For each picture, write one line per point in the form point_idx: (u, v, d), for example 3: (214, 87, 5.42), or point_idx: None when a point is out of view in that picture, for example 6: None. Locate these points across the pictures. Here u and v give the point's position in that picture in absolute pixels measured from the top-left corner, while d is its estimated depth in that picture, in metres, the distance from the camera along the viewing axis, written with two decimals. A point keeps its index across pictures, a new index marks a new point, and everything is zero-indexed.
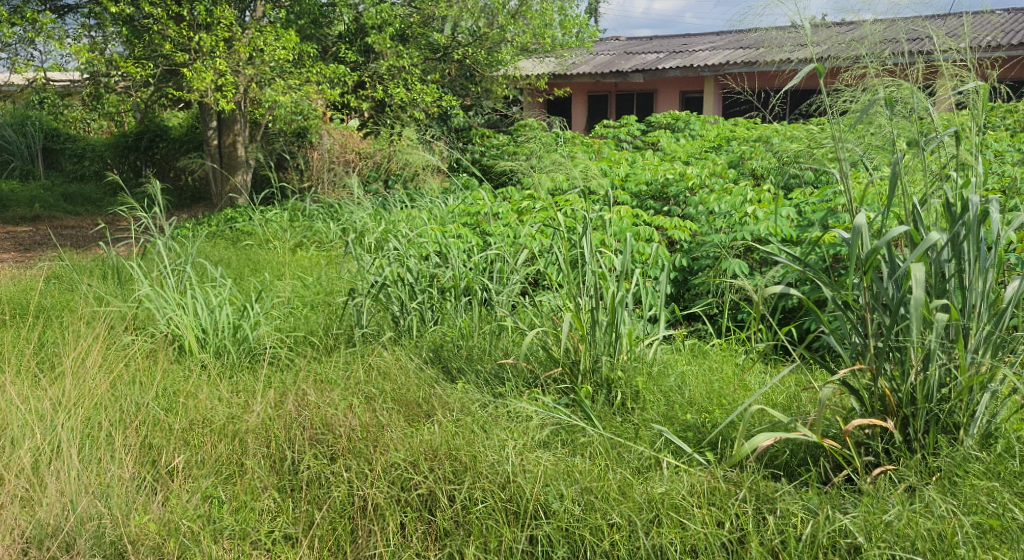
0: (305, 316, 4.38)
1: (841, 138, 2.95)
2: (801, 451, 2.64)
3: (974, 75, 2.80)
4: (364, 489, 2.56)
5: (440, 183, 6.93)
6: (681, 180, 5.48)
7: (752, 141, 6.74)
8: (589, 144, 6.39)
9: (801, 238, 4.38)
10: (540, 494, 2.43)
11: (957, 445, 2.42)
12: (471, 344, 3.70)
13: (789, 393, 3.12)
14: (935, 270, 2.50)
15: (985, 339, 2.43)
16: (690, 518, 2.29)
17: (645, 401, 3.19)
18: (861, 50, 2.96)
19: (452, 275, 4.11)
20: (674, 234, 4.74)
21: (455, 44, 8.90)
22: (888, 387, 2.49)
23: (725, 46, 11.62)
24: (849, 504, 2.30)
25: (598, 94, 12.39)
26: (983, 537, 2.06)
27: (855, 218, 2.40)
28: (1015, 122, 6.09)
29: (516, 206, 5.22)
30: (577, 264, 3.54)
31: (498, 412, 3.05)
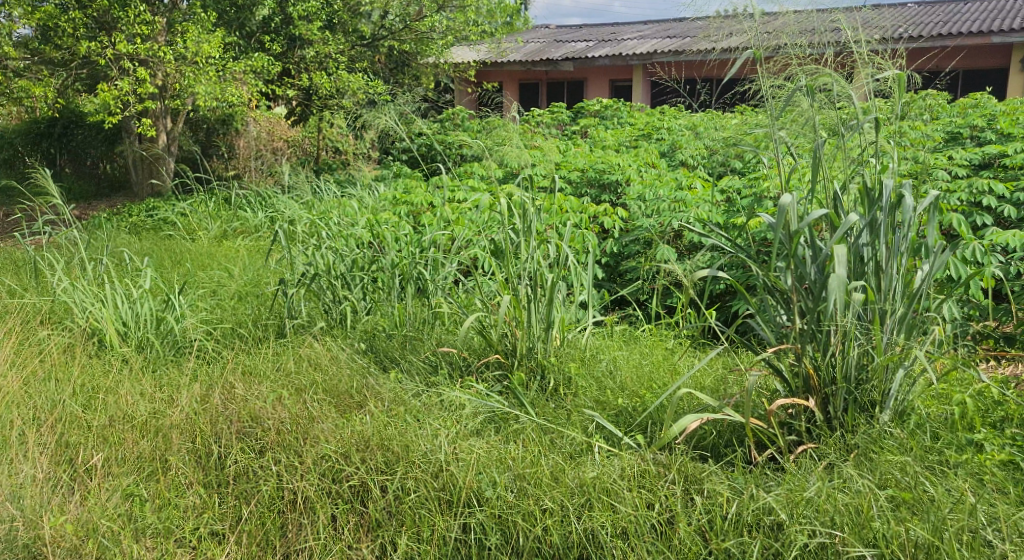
0: (232, 307, 4.28)
1: (765, 125, 3.03)
2: (728, 432, 2.71)
3: (891, 64, 2.90)
4: (294, 482, 2.52)
5: (371, 171, 6.84)
6: (613, 168, 5.53)
7: (681, 129, 6.84)
8: (522, 131, 6.39)
9: (728, 223, 4.47)
10: (473, 482, 2.44)
11: (873, 422, 2.52)
12: (404, 333, 3.68)
13: (716, 376, 3.20)
14: (854, 253, 2.59)
15: (900, 320, 2.55)
16: (621, 501, 2.33)
17: (577, 387, 3.23)
18: (783, 40, 3.04)
19: (385, 264, 4.06)
20: (606, 221, 4.80)
21: (383, 31, 8.75)
22: (811, 366, 2.57)
23: (654, 35, 11.77)
24: (772, 483, 2.38)
25: (529, 82, 12.40)
26: (897, 510, 2.15)
27: (780, 198, 2.47)
28: (929, 113, 6.31)
29: (450, 195, 5.19)
30: (510, 252, 3.54)
31: (431, 402, 3.04)
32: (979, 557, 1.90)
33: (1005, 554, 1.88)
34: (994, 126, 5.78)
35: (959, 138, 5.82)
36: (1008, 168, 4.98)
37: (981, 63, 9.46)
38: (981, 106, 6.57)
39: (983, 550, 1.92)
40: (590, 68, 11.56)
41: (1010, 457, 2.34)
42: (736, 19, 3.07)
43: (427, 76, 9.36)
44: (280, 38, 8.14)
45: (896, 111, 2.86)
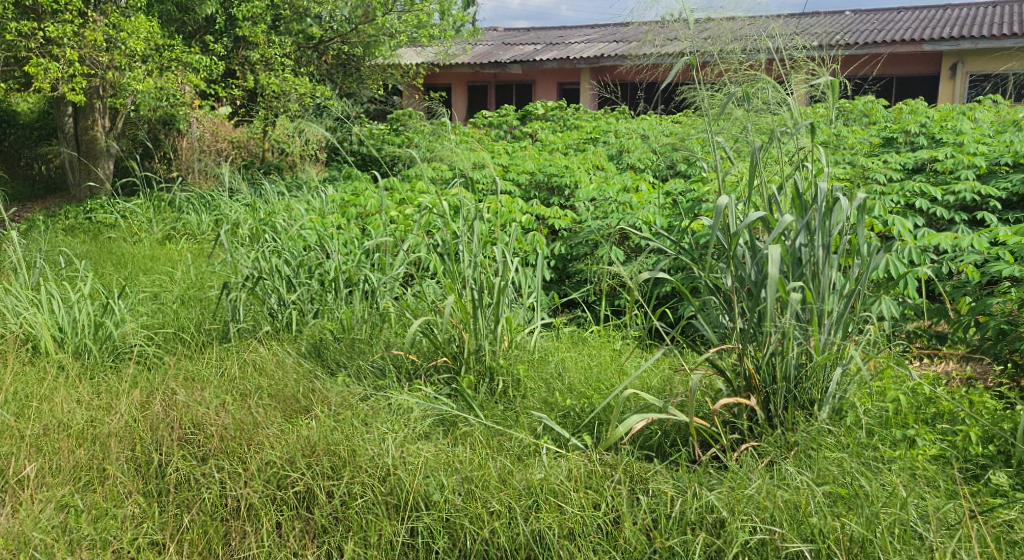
0: (174, 312, 4.19)
1: (707, 129, 3.08)
2: (673, 432, 2.76)
3: (827, 71, 2.99)
4: (238, 489, 2.49)
5: (318, 173, 6.77)
6: (561, 170, 5.56)
7: (628, 132, 6.92)
8: (471, 134, 6.40)
9: (674, 226, 4.54)
10: (420, 486, 2.44)
11: (812, 420, 2.58)
12: (351, 336, 3.66)
13: (662, 376, 3.25)
14: (792, 253, 2.66)
15: (836, 319, 2.63)
16: (568, 502, 2.35)
17: (526, 389, 3.24)
18: (721, 46, 3.10)
19: (332, 267, 4.03)
20: (554, 223, 4.83)
21: (329, 32, 8.67)
22: (752, 365, 2.63)
23: (602, 39, 11.88)
24: (715, 480, 2.42)
25: (478, 84, 12.38)
26: (834, 505, 2.21)
27: (718, 199, 2.53)
28: (865, 119, 6.49)
29: (398, 198, 5.16)
30: (457, 253, 3.55)
31: (378, 405, 3.03)
32: (910, 549, 1.96)
33: (934, 546, 1.95)
34: (927, 130, 5.98)
35: (894, 142, 6.00)
36: (940, 172, 5.16)
37: (914, 69, 9.73)
38: (915, 112, 6.79)
39: (914, 542, 1.99)
40: (538, 70, 11.62)
41: (940, 452, 2.42)
42: (677, 24, 3.12)
43: (375, 77, 9.30)
44: (224, 38, 8.00)
45: (829, 117, 2.96)
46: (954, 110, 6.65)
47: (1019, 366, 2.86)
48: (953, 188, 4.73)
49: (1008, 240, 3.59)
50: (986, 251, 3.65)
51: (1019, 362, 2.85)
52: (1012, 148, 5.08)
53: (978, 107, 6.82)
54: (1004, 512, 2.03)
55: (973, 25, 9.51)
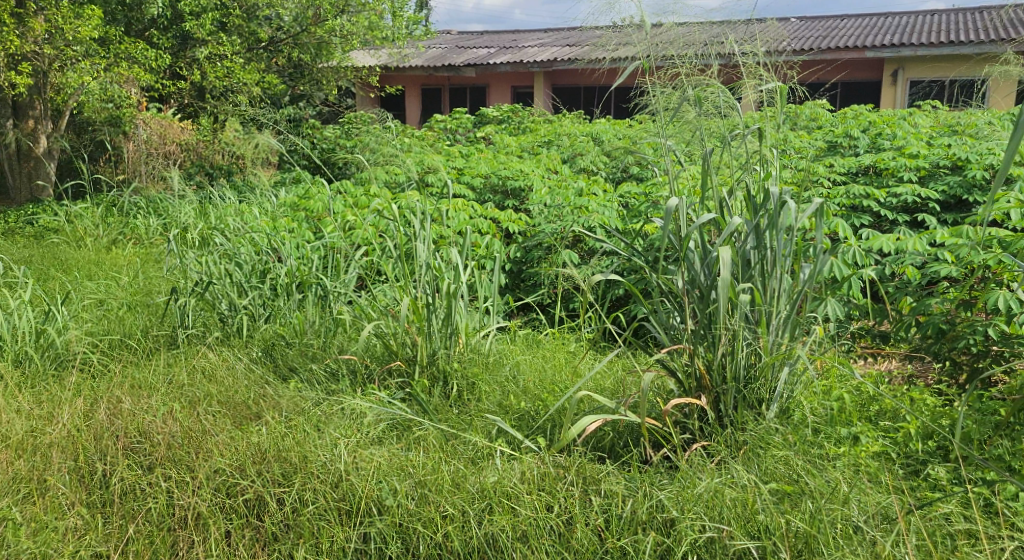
0: (120, 318, 4.10)
1: (659, 133, 3.12)
2: (625, 433, 2.79)
3: (775, 76, 3.04)
4: (185, 498, 2.45)
5: (270, 176, 6.68)
6: (515, 173, 5.57)
7: (581, 136, 6.96)
8: (425, 137, 6.38)
9: (627, 229, 4.59)
10: (372, 491, 2.43)
11: (761, 419, 2.63)
12: (304, 342, 3.62)
13: (615, 378, 3.28)
14: (742, 256, 2.70)
15: (784, 320, 2.68)
16: (521, 504, 2.36)
17: (480, 392, 3.25)
18: (672, 51, 3.14)
19: (285, 271, 3.98)
20: (509, 227, 4.84)
21: (280, 33, 8.59)
22: (704, 366, 2.67)
23: (555, 43, 11.95)
24: (667, 480, 2.45)
25: (432, 87, 12.32)
26: (780, 502, 2.24)
27: (669, 202, 2.56)
28: (812, 124, 6.63)
29: (351, 201, 5.12)
30: (411, 257, 3.53)
31: (331, 410, 3.01)
32: (852, 544, 2.00)
33: (874, 540, 1.99)
34: (869, 135, 6.14)
35: (839, 147, 6.14)
36: (883, 176, 5.29)
37: (858, 75, 9.96)
38: (859, 117, 6.96)
39: (856, 537, 2.03)
40: (492, 74, 11.63)
41: (883, 449, 2.48)
42: (629, 29, 3.15)
43: (329, 79, 9.21)
44: (170, 36, 7.84)
45: (776, 122, 3.02)
46: (896, 115, 6.82)
47: (957, 363, 2.95)
48: (895, 191, 4.86)
49: (947, 242, 3.70)
50: (926, 253, 3.76)
51: (957, 360, 2.94)
52: (950, 152, 5.24)
53: (917, 113, 7.02)
54: (941, 506, 2.09)
55: (913, 32, 9.78)
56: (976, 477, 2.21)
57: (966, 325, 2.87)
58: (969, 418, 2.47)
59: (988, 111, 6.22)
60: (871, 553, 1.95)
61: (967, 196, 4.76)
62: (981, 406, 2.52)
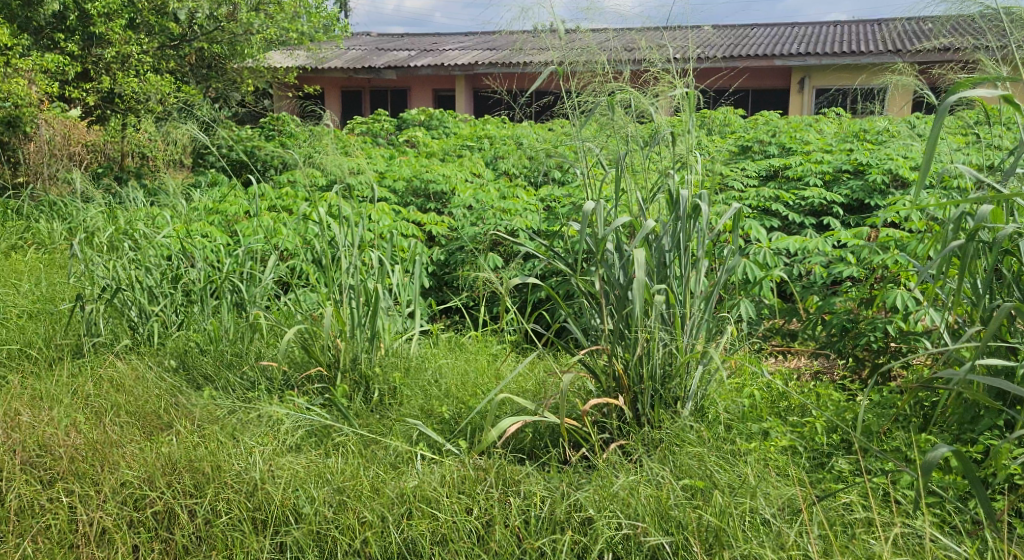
0: (20, 327, 3.93)
1: (577, 137, 3.16)
2: (545, 433, 2.82)
3: (687, 82, 3.11)
4: (89, 513, 2.36)
5: (184, 179, 6.49)
6: (436, 176, 5.56)
7: (503, 139, 6.99)
8: (345, 139, 6.30)
9: (548, 231, 4.63)
10: (289, 499, 2.38)
11: (676, 417, 2.70)
12: (219, 349, 3.53)
13: (536, 379, 3.31)
14: (657, 258, 2.76)
15: (697, 320, 2.76)
16: (440, 508, 2.35)
17: (402, 396, 3.23)
18: (587, 56, 3.18)
19: (198, 277, 3.87)
20: (432, 230, 4.83)
21: (193, 34, 8.30)
22: (621, 367, 2.72)
23: (476, 47, 11.98)
24: (585, 479, 2.49)
25: (352, 89, 12.20)
26: (692, 497, 2.30)
27: (586, 204, 2.60)
28: (724, 129, 6.83)
29: (268, 205, 5.02)
30: (330, 262, 3.48)
31: (247, 418, 2.95)
32: (760, 536, 2.07)
33: (781, 531, 2.06)
34: (778, 140, 6.36)
35: (750, 151, 6.34)
36: (792, 180, 5.49)
37: (767, 83, 10.29)
38: (770, 122, 7.19)
39: (763, 528, 2.09)
40: (413, 76, 11.58)
41: (791, 443, 2.56)
42: (545, 33, 3.18)
43: (246, 79, 9.00)
44: (74, 36, 7.44)
45: (689, 128, 3.10)
46: (803, 121, 7.07)
47: (860, 359, 3.10)
48: (802, 195, 5.06)
49: (849, 243, 3.87)
50: (831, 253, 3.92)
51: (860, 356, 3.07)
52: (853, 157, 5.47)
53: (823, 119, 7.31)
54: (844, 496, 2.17)
55: (818, 42, 10.17)
56: (876, 467, 2.31)
57: (867, 322, 3.07)
58: (870, 412, 2.57)
59: (888, 119, 6.53)
60: (777, 544, 2.01)
61: (869, 199, 4.98)
62: (881, 399, 2.63)
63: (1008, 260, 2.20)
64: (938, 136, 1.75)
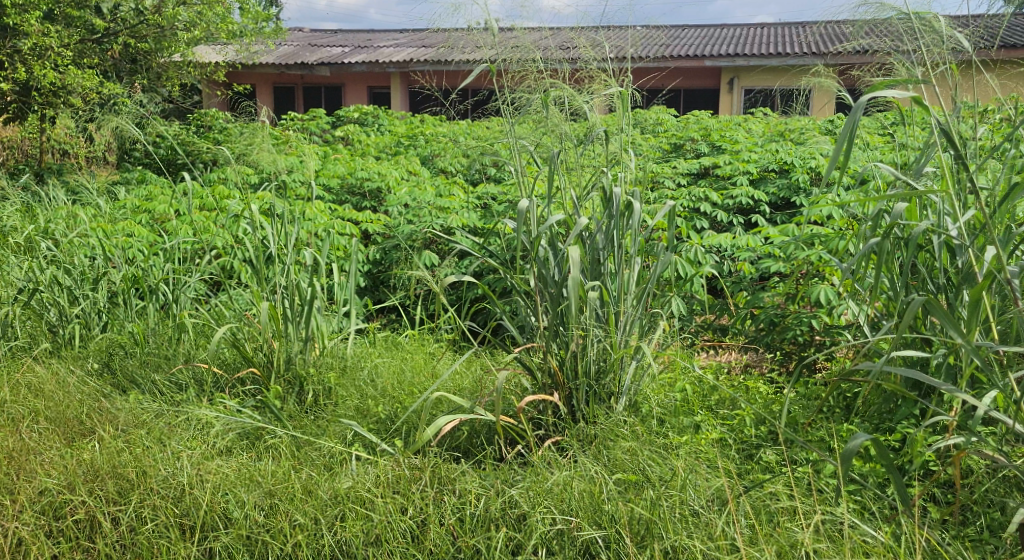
0: None
1: (514, 135, 3.16)
2: (480, 431, 2.81)
3: (620, 81, 3.14)
4: (5, 524, 2.28)
5: (108, 176, 6.29)
6: (371, 173, 5.50)
7: (438, 137, 6.97)
8: (278, 136, 6.18)
9: (485, 229, 4.63)
10: (218, 503, 2.33)
11: (611, 412, 2.73)
12: (145, 351, 3.43)
13: (473, 378, 3.30)
14: (591, 256, 2.78)
15: (630, 316, 2.80)
16: (374, 508, 2.33)
17: (337, 396, 3.18)
18: (521, 55, 3.19)
19: (122, 278, 3.76)
20: (367, 228, 4.78)
21: (117, 26, 7.89)
22: (557, 363, 2.73)
23: (410, 44, 11.91)
24: (520, 476, 2.49)
25: (284, 86, 12.01)
26: (625, 491, 2.33)
27: (522, 202, 2.60)
28: (657, 128, 6.93)
29: (197, 203, 4.90)
30: (262, 261, 3.41)
31: (174, 421, 2.87)
32: (690, 527, 2.10)
33: (710, 522, 2.10)
34: (709, 140, 6.49)
35: (682, 150, 6.45)
36: (722, 178, 5.61)
37: (698, 82, 10.48)
38: (702, 121, 7.33)
39: (693, 520, 2.13)
40: (347, 73, 11.44)
41: (721, 436, 2.62)
42: (482, 32, 3.16)
43: (174, 74, 8.76)
44: None
45: (622, 127, 3.14)
46: (733, 120, 7.22)
47: (787, 353, 3.19)
48: (731, 193, 5.17)
49: (776, 239, 3.98)
50: (759, 250, 4.02)
51: (788, 350, 3.16)
52: (780, 155, 5.62)
53: (752, 118, 7.48)
54: (770, 486, 2.22)
55: (747, 43, 10.40)
56: (802, 457, 2.38)
57: (793, 317, 3.16)
58: (796, 403, 2.65)
59: (812, 118, 6.72)
60: (707, 535, 2.05)
61: (794, 197, 5.12)
62: (808, 391, 2.71)
63: (925, 255, 2.28)
64: (851, 134, 1.81)
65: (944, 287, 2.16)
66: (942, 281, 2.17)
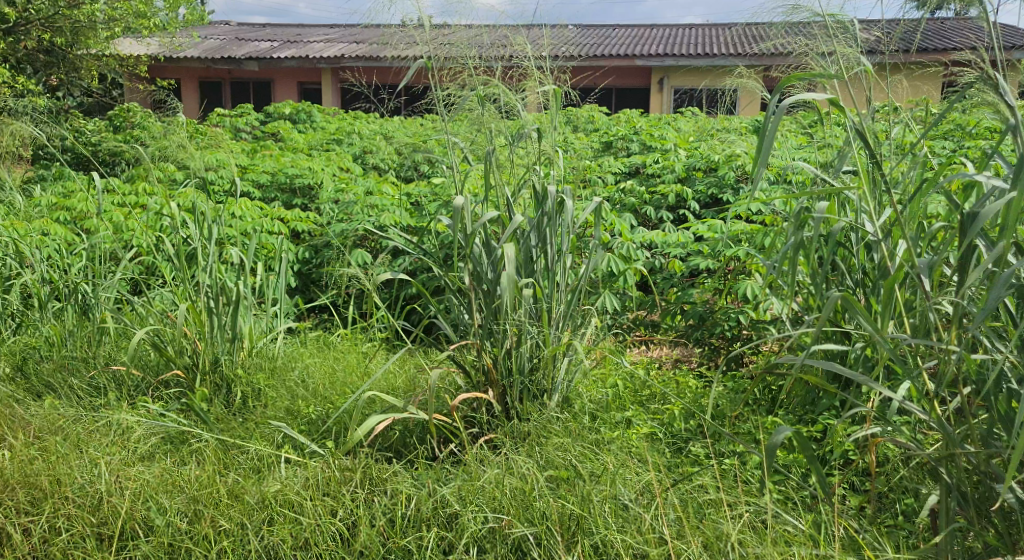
0: None
1: (446, 132, 3.13)
2: (413, 430, 2.79)
3: (552, 79, 3.15)
4: None
5: (23, 172, 6.04)
6: (301, 170, 5.40)
7: (371, 134, 6.89)
8: (205, 131, 6.02)
9: (417, 227, 4.60)
10: (137, 511, 2.26)
11: (543, 409, 2.73)
12: (62, 355, 3.31)
13: (406, 376, 3.27)
14: (524, 253, 2.78)
15: (563, 313, 2.81)
16: (303, 511, 2.28)
17: (266, 398, 3.12)
18: (455, 52, 3.15)
19: (36, 279, 3.62)
20: (298, 226, 4.69)
21: (31, 15, 7.56)
22: (490, 361, 2.72)
23: (342, 39, 11.74)
24: (452, 475, 2.48)
25: (210, 81, 11.71)
26: (557, 487, 2.32)
27: (456, 199, 2.57)
28: (588, 127, 7.00)
29: (118, 201, 4.74)
30: (185, 260, 3.30)
31: (93, 426, 2.77)
32: (619, 522, 2.11)
33: (639, 515, 2.12)
34: (639, 138, 6.58)
35: (613, 148, 6.54)
36: (652, 176, 5.70)
37: (629, 82, 10.62)
38: (633, 120, 7.42)
39: (622, 514, 2.14)
40: (276, 69, 11.22)
41: (651, 430, 2.65)
42: (414, 28, 3.12)
43: (93, 67, 8.44)
44: None
45: (555, 124, 3.14)
46: (663, 120, 7.33)
47: (715, 347, 3.26)
48: (661, 191, 5.25)
49: (704, 236, 4.06)
50: (688, 247, 4.09)
51: (716, 344, 3.26)
52: (708, 153, 5.73)
53: (681, 118, 7.61)
54: (698, 479, 2.26)
55: (675, 44, 10.58)
56: (729, 450, 2.43)
57: (722, 312, 3.23)
58: (724, 396, 2.70)
59: (739, 118, 6.88)
60: (636, 528, 2.07)
61: (722, 194, 5.23)
62: (735, 385, 2.77)
63: (844, 252, 2.35)
64: (775, 133, 1.83)
65: (862, 282, 2.23)
66: (860, 276, 2.23)
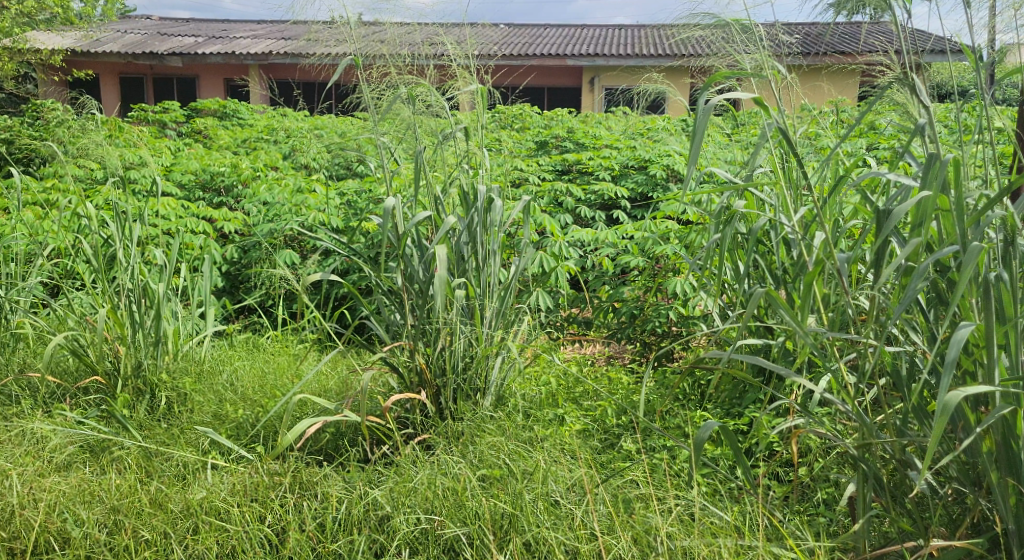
0: None
1: (376, 131, 3.09)
2: (345, 432, 2.74)
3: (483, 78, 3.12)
4: None
5: None
6: (229, 169, 5.27)
7: (301, 131, 6.77)
8: (126, 129, 5.83)
9: (348, 226, 4.53)
10: (53, 523, 2.17)
11: (477, 408, 2.72)
12: None
13: (338, 378, 3.22)
14: (455, 253, 2.74)
15: (496, 312, 2.80)
16: (229, 518, 2.22)
17: (192, 402, 3.03)
18: (386, 50, 3.10)
19: None
20: (225, 226, 4.58)
21: None
22: (423, 361, 2.70)
23: (270, 35, 11.51)
24: (383, 476, 2.45)
25: (131, 76, 11.34)
26: (489, 486, 2.32)
27: (386, 200, 2.51)
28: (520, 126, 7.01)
29: (34, 200, 4.55)
30: (104, 262, 3.17)
31: (6, 437, 2.65)
32: (551, 518, 2.11)
33: (570, 512, 2.12)
34: (572, 136, 6.62)
35: (546, 147, 6.57)
36: (584, 174, 5.74)
37: (561, 81, 10.68)
38: (567, 118, 7.46)
39: (554, 510, 2.15)
40: (200, 64, 10.92)
41: (584, 426, 2.67)
42: (343, 25, 3.06)
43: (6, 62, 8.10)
44: None
45: (486, 123, 3.12)
46: (596, 118, 7.40)
47: (646, 343, 3.30)
48: (594, 189, 5.30)
49: (635, 234, 4.11)
50: (619, 244, 4.14)
51: (647, 340, 3.30)
52: (639, 152, 5.80)
53: (613, 117, 7.69)
54: (629, 474, 2.28)
55: (608, 44, 10.69)
56: (659, 445, 2.46)
57: (652, 308, 3.28)
58: (655, 392, 2.74)
59: (668, 118, 6.98)
60: (567, 524, 2.08)
61: (653, 193, 5.30)
62: (666, 381, 2.81)
63: (769, 249, 2.40)
64: (702, 131, 1.84)
65: (785, 279, 2.28)
66: (782, 272, 2.29)
